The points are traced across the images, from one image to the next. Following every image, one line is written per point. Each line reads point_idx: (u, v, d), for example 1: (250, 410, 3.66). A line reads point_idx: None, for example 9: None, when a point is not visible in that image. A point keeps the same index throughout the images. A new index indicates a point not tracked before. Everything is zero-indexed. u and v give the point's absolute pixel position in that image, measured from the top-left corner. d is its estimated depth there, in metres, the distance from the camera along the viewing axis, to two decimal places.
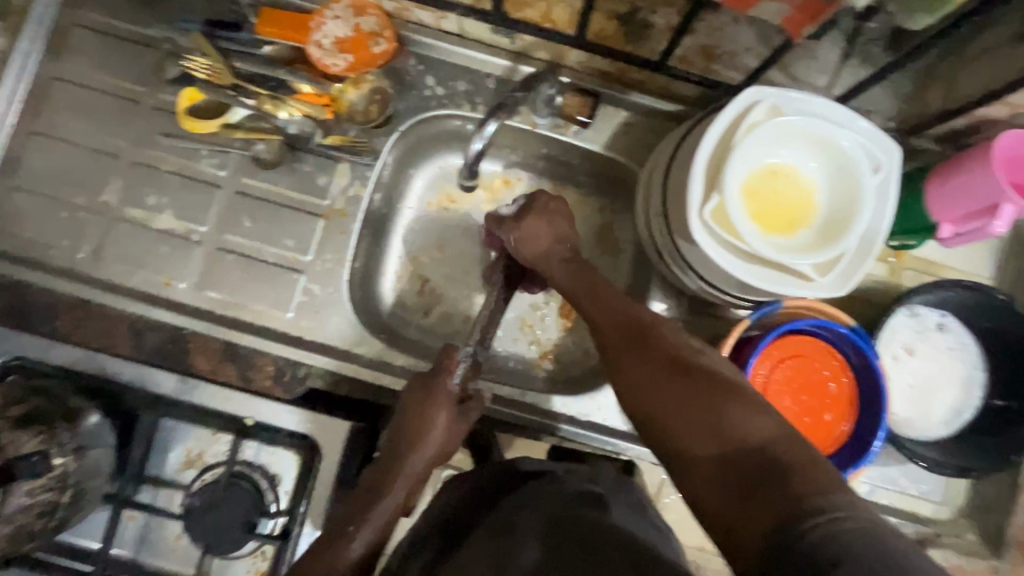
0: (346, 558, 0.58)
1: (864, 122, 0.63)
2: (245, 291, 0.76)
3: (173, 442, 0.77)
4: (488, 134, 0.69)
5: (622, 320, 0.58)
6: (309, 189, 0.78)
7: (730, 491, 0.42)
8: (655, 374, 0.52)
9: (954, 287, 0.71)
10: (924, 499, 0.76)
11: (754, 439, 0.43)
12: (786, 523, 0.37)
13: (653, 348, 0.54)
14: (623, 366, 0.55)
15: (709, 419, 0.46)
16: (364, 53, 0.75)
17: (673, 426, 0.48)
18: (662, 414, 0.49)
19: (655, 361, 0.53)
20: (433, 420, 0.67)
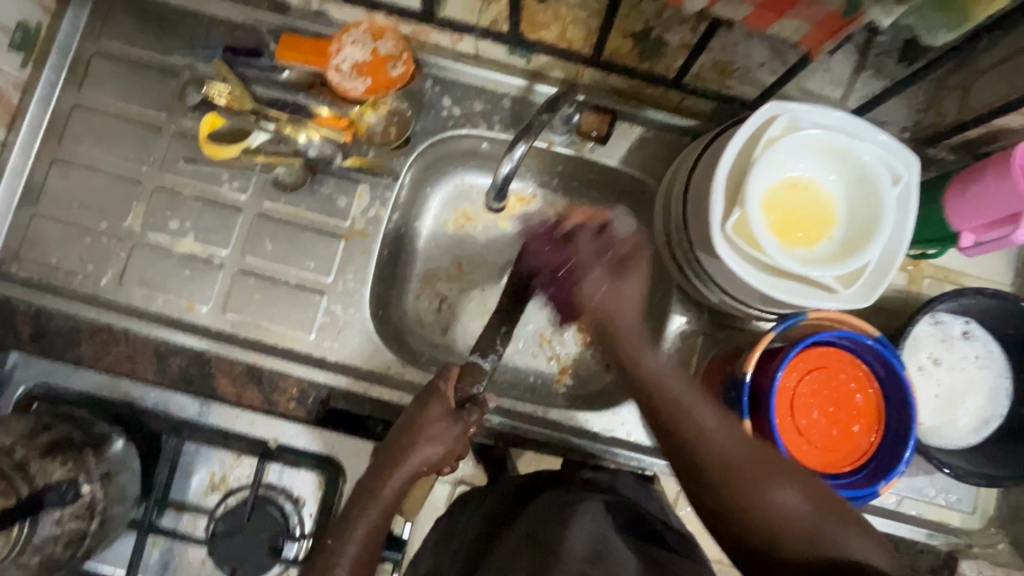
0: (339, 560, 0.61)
1: (883, 135, 0.63)
2: (268, 312, 0.77)
3: (196, 465, 0.76)
4: (517, 156, 0.67)
5: (724, 439, 0.61)
6: (330, 210, 0.79)
7: None
8: (772, 497, 0.56)
9: (977, 295, 0.71)
10: (953, 508, 0.75)
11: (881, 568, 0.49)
12: None
13: (761, 473, 0.58)
14: (738, 485, 0.58)
15: (811, 541, 0.52)
16: (382, 76, 0.76)
17: (785, 545, 0.53)
18: (775, 533, 0.54)
19: (763, 484, 0.57)
20: (430, 435, 0.68)
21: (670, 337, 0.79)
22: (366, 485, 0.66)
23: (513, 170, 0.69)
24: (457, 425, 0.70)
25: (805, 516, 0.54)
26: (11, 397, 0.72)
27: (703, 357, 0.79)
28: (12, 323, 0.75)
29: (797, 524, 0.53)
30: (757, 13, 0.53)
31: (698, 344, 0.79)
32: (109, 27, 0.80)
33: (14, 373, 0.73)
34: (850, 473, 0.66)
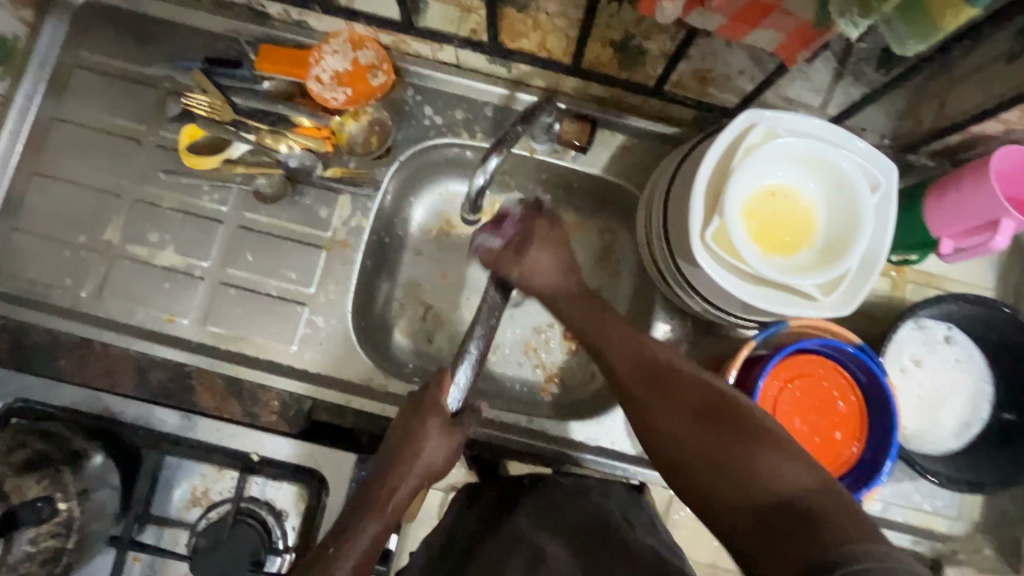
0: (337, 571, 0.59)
1: (862, 143, 0.63)
2: (249, 324, 0.76)
3: (176, 480, 0.77)
4: (491, 169, 0.67)
5: (637, 363, 0.60)
6: (311, 221, 0.78)
7: (753, 528, 0.45)
8: (684, 422, 0.54)
9: (959, 301, 0.71)
10: (939, 514, 0.75)
11: (784, 491, 0.45)
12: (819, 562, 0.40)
13: (678, 391, 0.56)
14: (654, 404, 0.57)
15: (736, 472, 0.48)
16: (362, 86, 0.76)
17: (700, 471, 0.51)
18: (689, 459, 0.52)
19: (680, 410, 0.55)
20: (423, 438, 0.66)
21: None
22: (362, 499, 0.64)
23: (487, 181, 0.69)
24: (454, 433, 0.67)
25: (724, 444, 0.50)
26: None
27: None
28: None
29: (699, 448, 0.52)
30: (730, 24, 0.53)
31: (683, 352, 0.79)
32: (88, 38, 0.80)
33: None
34: None
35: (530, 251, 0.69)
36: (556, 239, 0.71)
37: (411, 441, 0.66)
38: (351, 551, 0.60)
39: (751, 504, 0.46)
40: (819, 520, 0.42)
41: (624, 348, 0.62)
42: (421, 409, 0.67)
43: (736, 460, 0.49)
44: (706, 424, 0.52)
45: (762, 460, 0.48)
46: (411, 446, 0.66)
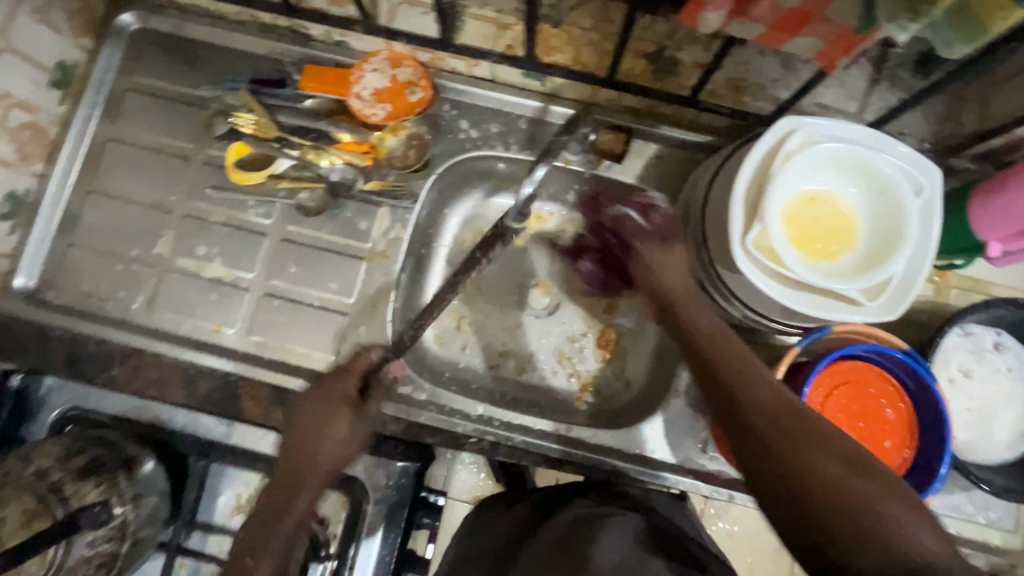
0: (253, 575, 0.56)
1: (904, 147, 0.63)
2: (293, 334, 0.78)
3: (222, 487, 0.78)
4: (539, 178, 0.61)
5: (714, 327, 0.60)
6: (351, 233, 0.81)
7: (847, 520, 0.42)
8: (765, 411, 0.51)
9: (1008, 306, 0.69)
10: (994, 527, 0.73)
11: (831, 475, 0.44)
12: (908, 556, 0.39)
13: (751, 369, 0.53)
14: (734, 370, 0.54)
15: (822, 441, 0.47)
16: (402, 102, 0.79)
17: (789, 447, 0.47)
18: (774, 422, 0.49)
19: (764, 376, 0.53)
20: (330, 427, 0.65)
21: None
22: (269, 502, 0.61)
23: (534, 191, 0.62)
24: (357, 416, 0.67)
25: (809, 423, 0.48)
26: (48, 418, 0.75)
27: None
28: (48, 349, 0.77)
29: (797, 426, 0.48)
30: (770, 33, 0.54)
31: None
32: (142, 63, 0.84)
33: (49, 398, 0.75)
34: None
35: (651, 253, 0.67)
36: (673, 251, 0.67)
37: (317, 442, 0.64)
38: (264, 557, 0.57)
39: (819, 482, 0.44)
40: (883, 523, 0.41)
41: (715, 326, 0.60)
42: (327, 404, 0.67)
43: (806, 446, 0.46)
44: (793, 414, 0.49)
45: (826, 455, 0.45)
46: (319, 442, 0.64)
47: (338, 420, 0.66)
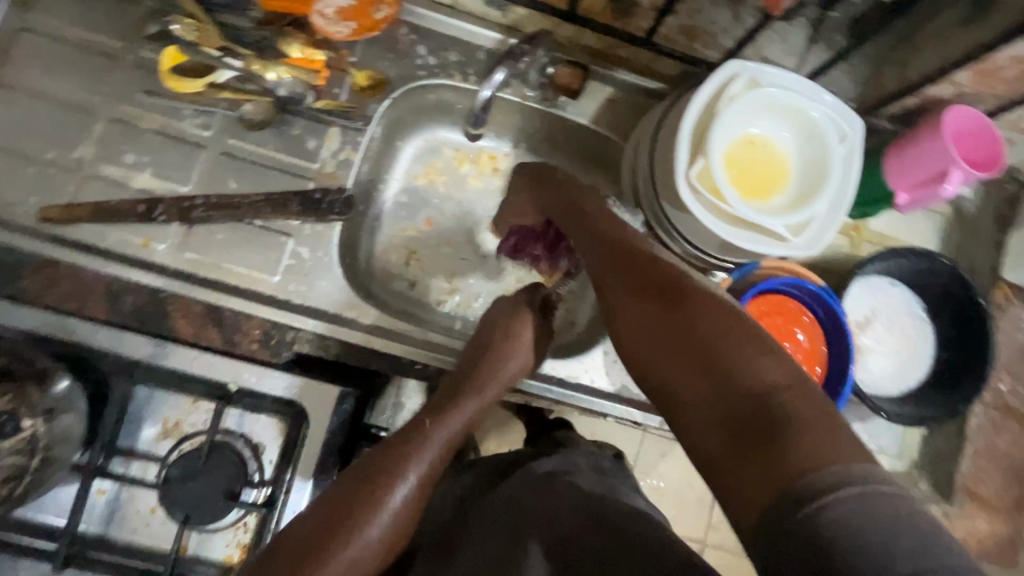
0: (453, 419, 0.63)
1: (834, 98, 0.69)
2: (229, 254, 0.74)
3: (147, 414, 0.74)
4: (496, 82, 0.73)
5: (603, 253, 0.57)
6: (297, 151, 0.77)
7: (721, 438, 0.39)
8: (647, 308, 0.49)
9: (902, 254, 0.77)
10: (883, 453, 0.80)
11: (758, 386, 0.40)
12: (737, 432, 0.38)
13: (650, 275, 0.51)
14: (692, 341, 0.45)
15: (703, 367, 0.43)
16: (366, 20, 0.76)
17: (674, 377, 0.44)
18: (657, 364, 0.46)
19: (645, 293, 0.51)
20: (515, 339, 0.67)
21: None
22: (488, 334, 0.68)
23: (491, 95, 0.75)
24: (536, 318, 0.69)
25: (694, 352, 0.44)
26: None
27: None
28: None
29: (654, 356, 0.47)
30: None
31: None
32: None
33: None
34: None
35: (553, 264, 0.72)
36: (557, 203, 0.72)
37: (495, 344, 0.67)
38: (450, 424, 0.63)
39: (728, 397, 0.41)
40: (720, 357, 0.42)
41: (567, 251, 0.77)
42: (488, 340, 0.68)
43: (687, 377, 0.43)
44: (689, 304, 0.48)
45: (642, 275, 0.52)
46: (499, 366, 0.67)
47: (514, 354, 0.67)
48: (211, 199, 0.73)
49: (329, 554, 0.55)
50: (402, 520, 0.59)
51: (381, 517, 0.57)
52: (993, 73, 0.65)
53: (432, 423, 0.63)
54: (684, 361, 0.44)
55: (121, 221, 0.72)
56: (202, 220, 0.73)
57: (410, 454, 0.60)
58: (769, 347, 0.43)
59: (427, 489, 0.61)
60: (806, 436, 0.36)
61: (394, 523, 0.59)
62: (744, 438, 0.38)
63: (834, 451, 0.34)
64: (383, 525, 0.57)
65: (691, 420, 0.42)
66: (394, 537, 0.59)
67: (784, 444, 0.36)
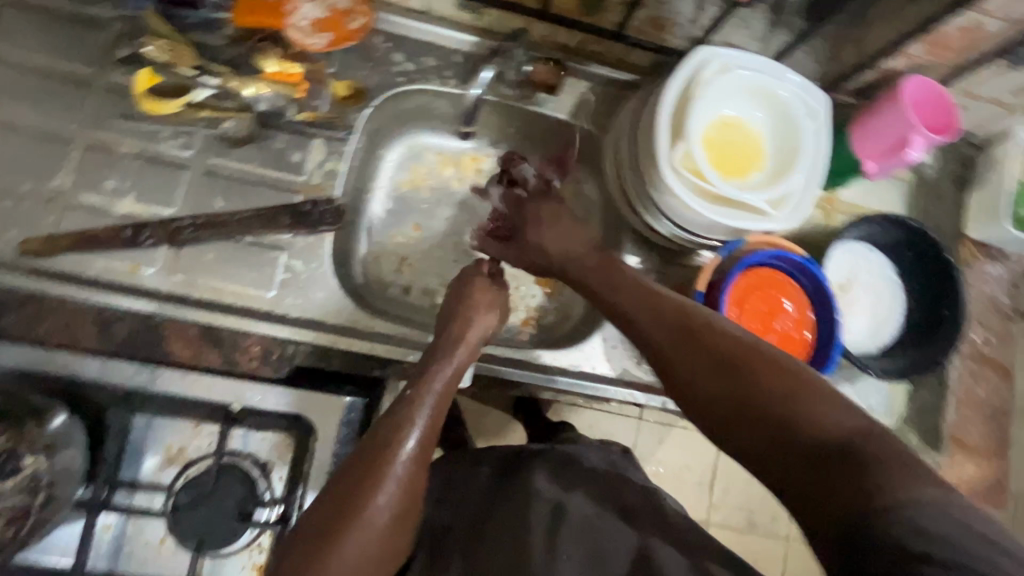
0: (431, 388, 0.63)
1: (801, 77, 0.72)
2: (220, 273, 0.73)
3: (148, 444, 0.73)
4: (485, 79, 0.78)
5: (658, 324, 0.60)
6: (282, 165, 0.77)
7: (809, 485, 0.47)
8: (714, 371, 0.55)
9: (871, 222, 0.83)
10: (874, 411, 0.84)
11: (836, 433, 0.48)
12: (832, 472, 0.46)
13: (707, 342, 0.56)
14: (769, 404, 0.51)
15: (779, 429, 0.50)
16: (342, 31, 0.77)
17: (760, 444, 0.51)
18: (738, 430, 0.52)
19: (709, 361, 0.56)
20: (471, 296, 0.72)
21: None
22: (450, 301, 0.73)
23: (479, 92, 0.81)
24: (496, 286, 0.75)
25: (769, 424, 0.51)
26: None
27: None
28: None
29: (725, 411, 0.54)
30: None
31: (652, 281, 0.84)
32: None
33: None
34: None
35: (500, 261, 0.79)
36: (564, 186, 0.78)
37: (463, 299, 0.72)
38: (429, 390, 0.63)
39: (807, 453, 0.48)
40: (792, 423, 0.49)
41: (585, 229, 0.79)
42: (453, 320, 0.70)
43: (767, 430, 0.51)
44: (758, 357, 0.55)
45: (698, 342, 0.57)
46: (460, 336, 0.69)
47: (482, 312, 0.71)
48: (199, 219, 0.73)
49: (338, 531, 0.53)
50: (408, 494, 0.57)
51: (389, 489, 0.56)
52: (943, 43, 0.69)
53: (412, 394, 0.62)
54: (763, 425, 0.51)
55: (106, 248, 0.70)
56: (192, 240, 0.72)
57: (392, 425, 0.59)
58: (829, 392, 0.51)
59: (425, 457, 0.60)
60: (892, 465, 0.45)
61: (399, 500, 0.57)
62: (833, 481, 0.46)
63: (906, 478, 0.44)
64: (388, 494, 0.56)
65: (782, 480, 0.49)
66: (405, 510, 0.57)
67: (867, 477, 0.45)
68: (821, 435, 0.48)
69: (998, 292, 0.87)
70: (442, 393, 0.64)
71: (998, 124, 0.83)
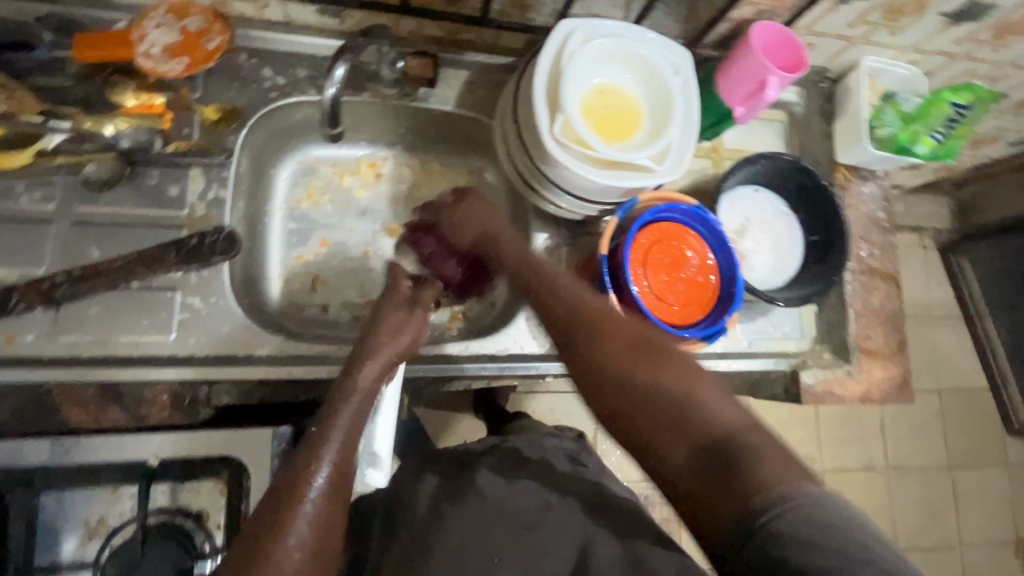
0: (337, 419, 0.63)
1: (658, 36, 0.75)
2: (111, 326, 0.69)
3: (62, 523, 0.66)
4: (339, 77, 0.70)
5: (568, 306, 0.64)
6: (160, 201, 0.73)
7: (694, 484, 0.50)
8: (619, 357, 0.58)
9: (756, 161, 0.86)
10: (788, 337, 0.90)
11: (719, 428, 0.51)
12: (719, 466, 0.49)
13: (610, 332, 0.60)
14: (663, 395, 0.54)
15: (672, 419, 0.53)
16: (199, 52, 0.72)
17: (655, 433, 0.53)
18: (635, 416, 0.55)
19: (614, 348, 0.59)
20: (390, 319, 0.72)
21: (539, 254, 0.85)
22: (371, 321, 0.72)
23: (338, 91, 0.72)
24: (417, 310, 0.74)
25: (662, 410, 0.54)
26: None
27: (571, 264, 0.85)
28: None
29: (626, 398, 0.56)
30: None
31: (565, 254, 0.86)
32: None
33: None
34: (703, 317, 0.77)
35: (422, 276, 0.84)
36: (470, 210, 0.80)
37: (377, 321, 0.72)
38: (336, 424, 0.62)
39: (695, 441, 0.52)
40: (685, 410, 0.53)
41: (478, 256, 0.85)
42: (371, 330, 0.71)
43: (667, 432, 0.53)
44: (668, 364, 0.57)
45: (604, 333, 0.60)
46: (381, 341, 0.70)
47: (386, 338, 0.70)
48: (74, 273, 0.67)
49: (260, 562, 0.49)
50: (325, 522, 0.55)
51: (301, 523, 0.53)
52: None
53: (319, 429, 0.61)
54: (658, 412, 0.54)
55: None
56: (70, 297, 0.67)
57: (306, 458, 0.58)
58: (720, 388, 0.55)
59: (336, 489, 0.58)
60: (768, 462, 0.48)
61: (314, 526, 0.54)
62: (719, 475, 0.49)
63: (780, 475, 0.47)
64: (305, 525, 0.53)
65: (671, 469, 0.52)
66: (321, 542, 0.53)
67: (748, 474, 0.48)
68: (708, 425, 0.52)
69: (874, 208, 0.95)
70: (350, 424, 0.63)
71: (845, 55, 0.90)
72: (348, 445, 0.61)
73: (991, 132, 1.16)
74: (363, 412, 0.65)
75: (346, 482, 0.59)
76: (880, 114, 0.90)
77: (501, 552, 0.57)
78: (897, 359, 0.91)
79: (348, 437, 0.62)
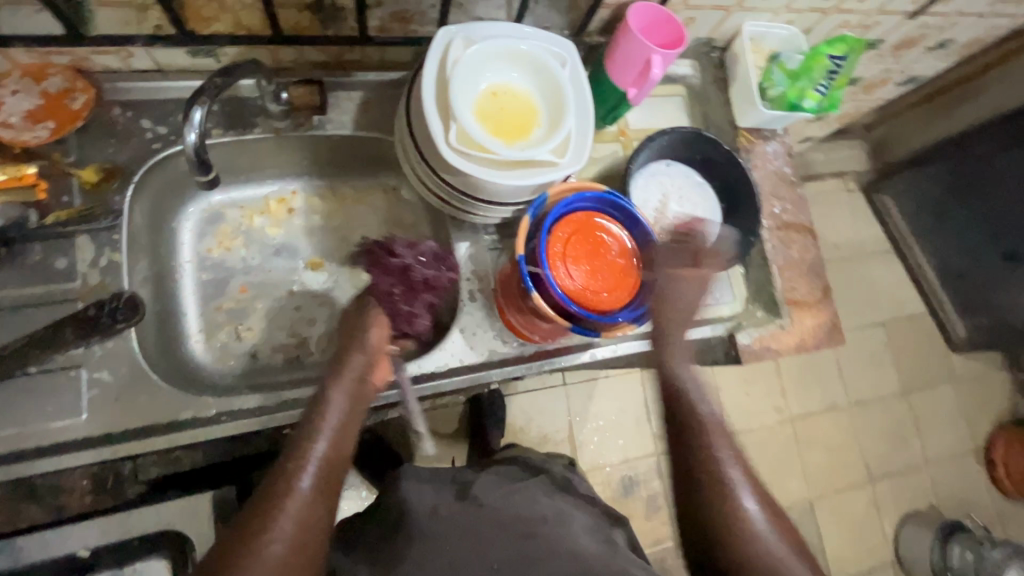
0: (331, 405, 0.67)
1: (539, 31, 0.76)
2: (12, 418, 0.64)
3: None
4: (198, 121, 0.64)
5: (683, 451, 0.75)
6: (50, 277, 0.69)
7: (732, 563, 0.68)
8: (719, 488, 0.71)
9: (659, 137, 0.89)
10: (722, 303, 0.93)
11: None
12: (749, 560, 0.67)
13: (725, 458, 0.73)
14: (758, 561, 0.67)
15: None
16: (64, 114, 0.70)
17: (734, 560, 0.68)
18: (716, 545, 0.69)
19: (728, 488, 0.72)
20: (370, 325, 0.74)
21: (464, 264, 0.85)
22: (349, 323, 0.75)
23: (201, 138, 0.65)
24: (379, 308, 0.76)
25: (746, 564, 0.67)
26: None
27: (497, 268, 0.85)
28: None
29: (720, 522, 0.70)
30: None
31: (489, 259, 0.86)
32: None
33: None
34: (631, 298, 0.77)
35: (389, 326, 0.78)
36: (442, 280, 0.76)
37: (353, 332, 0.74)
38: (331, 412, 0.67)
39: (747, 556, 0.68)
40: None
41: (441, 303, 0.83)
42: (353, 341, 0.72)
43: None
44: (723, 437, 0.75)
45: (734, 467, 0.73)
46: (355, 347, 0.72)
47: (351, 353, 0.71)
48: None
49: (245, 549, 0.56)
50: (307, 517, 0.60)
51: (279, 524, 0.58)
52: None
53: (315, 412, 0.67)
54: (748, 559, 0.68)
55: None
56: None
57: (300, 449, 0.63)
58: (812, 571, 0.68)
59: (326, 484, 0.63)
60: None
61: (302, 514, 0.59)
62: None
63: None
64: (289, 519, 0.58)
65: None
66: (302, 530, 0.59)
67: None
68: None
69: (780, 165, 0.99)
70: (346, 408, 0.68)
71: (727, 24, 0.93)
72: (339, 439, 0.66)
73: (877, 75, 1.24)
74: (354, 406, 0.68)
75: (325, 493, 0.62)
76: (769, 74, 0.93)
77: (497, 559, 0.65)
78: (825, 304, 0.95)
79: (336, 438, 0.66)
